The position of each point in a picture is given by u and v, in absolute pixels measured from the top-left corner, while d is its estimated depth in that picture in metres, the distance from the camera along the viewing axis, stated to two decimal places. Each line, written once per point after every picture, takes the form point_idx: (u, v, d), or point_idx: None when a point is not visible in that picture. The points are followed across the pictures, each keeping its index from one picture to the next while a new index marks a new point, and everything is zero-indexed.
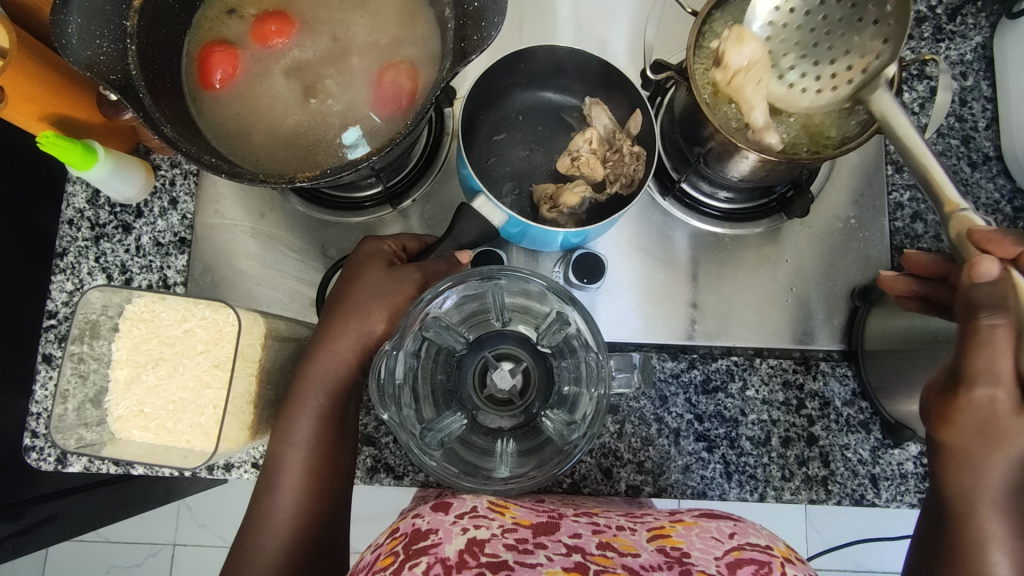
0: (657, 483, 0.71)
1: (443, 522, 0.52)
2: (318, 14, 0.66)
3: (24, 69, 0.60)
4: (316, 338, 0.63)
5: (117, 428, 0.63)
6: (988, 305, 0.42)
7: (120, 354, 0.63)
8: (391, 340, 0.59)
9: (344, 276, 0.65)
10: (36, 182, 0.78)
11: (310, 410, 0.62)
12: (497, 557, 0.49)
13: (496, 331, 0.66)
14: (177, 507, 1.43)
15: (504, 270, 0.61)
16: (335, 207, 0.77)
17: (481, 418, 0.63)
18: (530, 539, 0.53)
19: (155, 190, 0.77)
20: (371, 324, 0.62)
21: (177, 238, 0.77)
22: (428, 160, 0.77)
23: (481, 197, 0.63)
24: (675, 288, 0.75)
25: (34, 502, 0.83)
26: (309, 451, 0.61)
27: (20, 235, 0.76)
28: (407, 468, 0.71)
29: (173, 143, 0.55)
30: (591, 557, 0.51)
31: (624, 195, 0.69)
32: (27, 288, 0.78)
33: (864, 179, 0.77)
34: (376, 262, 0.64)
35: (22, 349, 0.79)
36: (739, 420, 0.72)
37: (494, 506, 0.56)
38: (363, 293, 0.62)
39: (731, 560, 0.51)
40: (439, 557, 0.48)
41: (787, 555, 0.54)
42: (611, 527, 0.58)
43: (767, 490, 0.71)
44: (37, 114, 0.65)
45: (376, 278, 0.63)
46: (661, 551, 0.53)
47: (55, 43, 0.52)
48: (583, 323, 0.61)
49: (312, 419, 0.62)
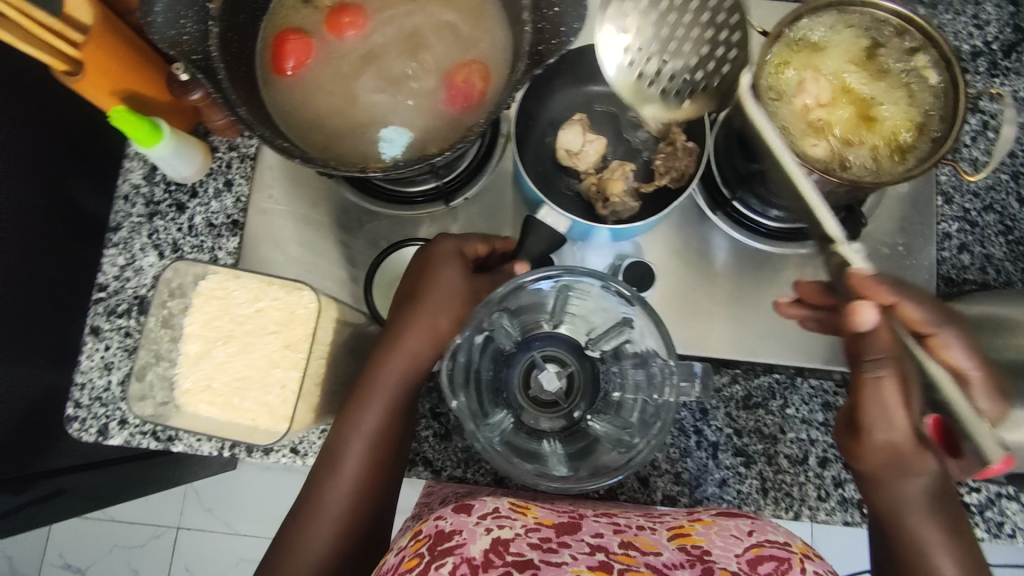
0: (694, 495, 0.71)
1: (466, 522, 0.52)
2: (391, 9, 0.67)
3: (104, 45, 0.62)
4: (395, 323, 0.64)
5: (184, 402, 0.63)
6: (873, 406, 0.53)
7: (192, 328, 0.64)
8: (461, 334, 0.61)
9: (423, 266, 0.65)
10: (75, 155, 0.81)
11: (381, 400, 0.62)
12: (523, 556, 0.49)
13: (545, 333, 0.68)
14: (184, 490, 1.43)
15: (567, 271, 0.62)
16: (386, 200, 0.77)
17: (526, 417, 0.64)
18: (553, 539, 0.53)
19: (211, 172, 0.78)
20: (449, 321, 0.64)
21: (230, 220, 0.77)
22: (482, 161, 0.77)
23: (545, 207, 0.68)
24: (715, 300, 0.76)
25: (42, 476, 0.83)
26: (375, 435, 0.61)
27: (52, 203, 0.79)
28: (446, 463, 0.72)
29: (248, 124, 0.56)
30: (615, 556, 0.52)
31: (674, 188, 0.71)
32: (55, 257, 0.80)
33: (913, 207, 0.77)
34: (460, 258, 0.65)
35: (61, 321, 0.83)
36: (778, 437, 0.72)
37: (515, 507, 0.57)
38: (436, 295, 0.63)
39: (751, 557, 0.53)
40: (465, 557, 0.49)
41: (805, 551, 0.54)
42: (631, 528, 0.58)
43: (802, 509, 0.71)
44: (109, 89, 0.65)
45: (464, 280, 0.65)
46: (682, 549, 0.54)
47: (141, 21, 0.53)
48: (643, 327, 0.63)
49: (381, 411, 0.62)
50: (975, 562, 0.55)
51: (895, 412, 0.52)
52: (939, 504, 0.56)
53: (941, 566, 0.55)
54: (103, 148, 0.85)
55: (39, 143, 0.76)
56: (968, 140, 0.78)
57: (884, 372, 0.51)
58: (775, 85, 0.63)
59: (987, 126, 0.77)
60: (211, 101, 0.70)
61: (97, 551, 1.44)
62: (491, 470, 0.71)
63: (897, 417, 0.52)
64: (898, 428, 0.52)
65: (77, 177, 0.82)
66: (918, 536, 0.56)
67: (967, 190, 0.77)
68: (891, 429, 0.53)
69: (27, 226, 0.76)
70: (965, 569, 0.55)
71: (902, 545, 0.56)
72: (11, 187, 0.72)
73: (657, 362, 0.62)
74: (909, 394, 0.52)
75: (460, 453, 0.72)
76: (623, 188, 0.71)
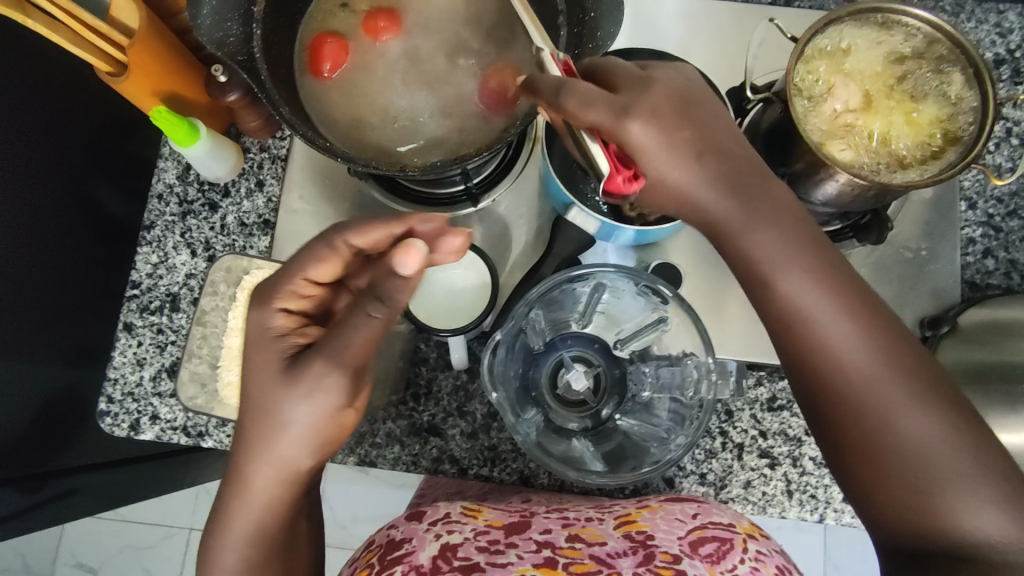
0: (719, 495, 0.71)
1: (417, 530, 0.56)
2: (426, 14, 0.68)
3: (149, 47, 0.64)
4: (244, 438, 0.51)
5: (226, 394, 0.71)
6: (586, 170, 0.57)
7: (235, 323, 0.73)
8: (500, 330, 0.63)
9: (282, 367, 0.50)
10: (95, 156, 0.84)
11: (244, 516, 0.52)
12: (470, 560, 0.53)
13: (568, 333, 0.69)
14: (196, 491, 1.43)
15: (602, 269, 0.63)
16: (414, 201, 0.78)
17: (553, 417, 0.66)
18: (501, 539, 0.56)
19: (243, 172, 0.79)
20: (317, 450, 0.52)
21: (261, 220, 0.78)
22: (510, 162, 0.77)
23: (574, 209, 0.69)
24: (740, 301, 0.76)
25: (53, 475, 0.85)
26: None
27: (72, 201, 0.82)
28: (473, 461, 0.72)
29: (292, 123, 0.57)
30: (560, 551, 0.54)
31: None
32: (75, 256, 0.83)
33: (937, 213, 0.78)
34: (331, 372, 0.48)
35: (80, 320, 0.85)
36: (803, 440, 0.72)
37: (467, 511, 0.60)
38: (263, 401, 0.50)
39: (694, 538, 0.55)
40: (413, 565, 0.52)
41: (750, 530, 0.57)
42: (580, 520, 0.59)
43: (827, 511, 0.71)
44: (151, 90, 0.67)
45: (338, 403, 0.50)
46: (626, 536, 0.56)
47: (189, 22, 0.55)
48: (680, 326, 0.64)
49: (247, 523, 0.52)
50: (957, 417, 0.43)
51: (784, 261, 0.48)
52: (879, 336, 0.45)
53: (900, 425, 0.44)
54: (123, 148, 0.89)
55: (68, 145, 0.80)
56: (992, 146, 0.78)
57: (706, 193, 0.49)
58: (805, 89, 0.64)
59: (1011, 133, 0.78)
60: (246, 102, 0.72)
61: (109, 551, 1.44)
62: (517, 469, 0.72)
63: (795, 277, 0.47)
64: (805, 286, 0.47)
65: (98, 178, 0.85)
66: (852, 393, 0.45)
67: (991, 195, 0.78)
68: (782, 284, 0.48)
69: (52, 224, 0.79)
70: (938, 422, 0.43)
71: (836, 412, 0.46)
72: (36, 184, 0.75)
73: (693, 363, 0.63)
74: (773, 228, 0.49)
75: (486, 452, 0.72)
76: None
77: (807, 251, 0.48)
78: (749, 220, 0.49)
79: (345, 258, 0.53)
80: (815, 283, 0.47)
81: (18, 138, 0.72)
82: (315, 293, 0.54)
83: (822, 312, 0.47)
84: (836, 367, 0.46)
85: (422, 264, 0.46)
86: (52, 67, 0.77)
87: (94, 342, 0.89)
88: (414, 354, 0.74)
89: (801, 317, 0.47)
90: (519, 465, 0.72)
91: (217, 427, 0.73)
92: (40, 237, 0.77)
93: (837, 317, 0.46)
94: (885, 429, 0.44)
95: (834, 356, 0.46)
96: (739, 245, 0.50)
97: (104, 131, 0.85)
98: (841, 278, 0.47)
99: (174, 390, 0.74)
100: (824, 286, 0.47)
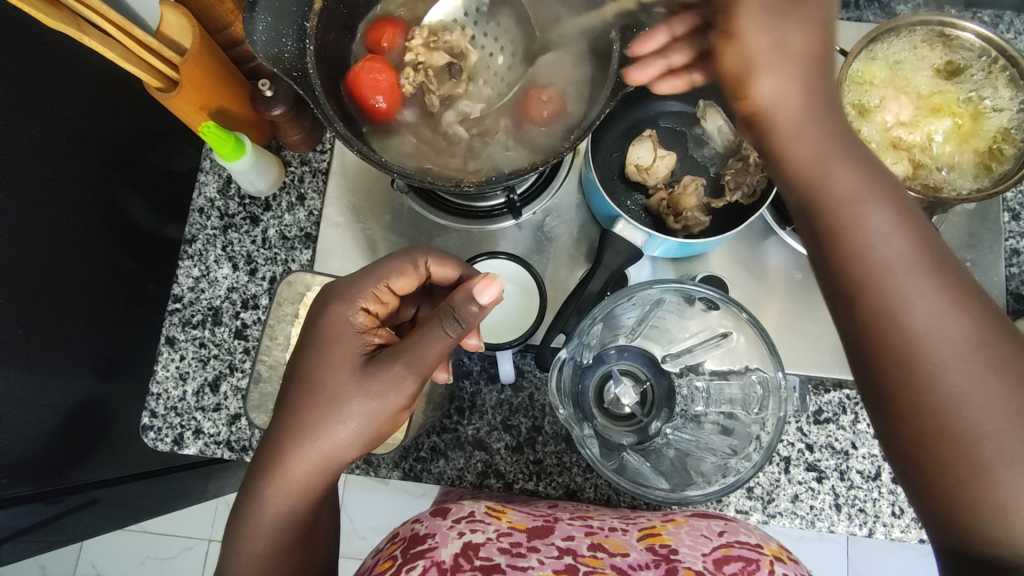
0: (766, 509, 0.71)
1: (440, 526, 0.55)
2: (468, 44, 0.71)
3: (200, 61, 0.64)
4: (306, 427, 0.52)
5: None
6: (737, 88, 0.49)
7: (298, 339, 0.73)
8: (566, 347, 0.64)
9: (359, 364, 0.53)
10: (122, 167, 0.84)
11: (279, 509, 0.52)
12: (491, 561, 0.52)
13: (618, 346, 0.69)
14: (215, 502, 1.41)
15: (658, 282, 0.63)
16: (454, 212, 0.78)
17: (607, 433, 0.65)
18: (524, 543, 0.55)
19: (284, 186, 0.79)
20: (368, 441, 0.54)
21: (303, 233, 0.78)
22: (551, 174, 0.78)
23: (622, 222, 0.68)
24: (782, 313, 0.76)
25: (72, 489, 0.83)
26: (260, 564, 0.52)
27: (102, 212, 0.82)
28: (519, 475, 0.72)
29: (347, 139, 0.57)
30: (582, 559, 0.53)
31: (744, 204, 0.73)
32: (105, 269, 0.83)
33: (981, 223, 0.78)
34: (409, 376, 0.52)
35: (109, 330, 0.85)
36: (850, 453, 0.72)
37: (491, 511, 0.59)
38: (321, 396, 0.52)
39: (720, 556, 0.53)
40: (435, 561, 0.51)
41: (778, 553, 0.54)
42: (603, 529, 0.59)
43: (876, 525, 0.70)
44: (200, 105, 0.68)
45: (404, 403, 0.53)
46: (650, 549, 0.55)
47: (248, 39, 0.57)
48: (744, 339, 0.65)
49: (277, 527, 0.52)
50: None
51: (871, 203, 0.42)
52: (955, 292, 0.40)
53: (974, 400, 0.38)
54: (152, 160, 0.89)
55: (98, 157, 0.80)
56: None
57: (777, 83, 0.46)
58: (854, 103, 0.64)
59: None
60: (291, 116, 0.72)
61: (129, 562, 1.44)
62: (563, 483, 0.71)
63: (880, 214, 0.42)
64: (888, 230, 0.42)
65: (126, 189, 0.85)
66: (925, 358, 0.39)
67: None
68: (863, 232, 0.42)
69: (82, 236, 0.79)
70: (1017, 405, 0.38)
71: (902, 377, 0.40)
72: (68, 196, 0.76)
73: (759, 377, 0.64)
74: (858, 177, 0.44)
75: (531, 466, 0.72)
76: (696, 204, 0.71)
77: (900, 202, 0.43)
78: (838, 161, 0.44)
79: (421, 276, 0.60)
80: (904, 238, 0.41)
81: (51, 149, 0.73)
82: (390, 303, 0.59)
83: (909, 273, 0.40)
84: (909, 324, 0.40)
85: (495, 297, 0.53)
86: (85, 79, 0.77)
87: (120, 355, 0.88)
88: (456, 367, 0.74)
89: (868, 261, 0.41)
90: (564, 479, 0.71)
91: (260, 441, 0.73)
92: (70, 249, 0.77)
93: (926, 282, 0.40)
94: (973, 427, 0.38)
95: (912, 326, 0.40)
96: (824, 186, 0.44)
97: (134, 141, 0.85)
98: (917, 229, 0.42)
99: (217, 404, 0.74)
100: (911, 246, 0.41)
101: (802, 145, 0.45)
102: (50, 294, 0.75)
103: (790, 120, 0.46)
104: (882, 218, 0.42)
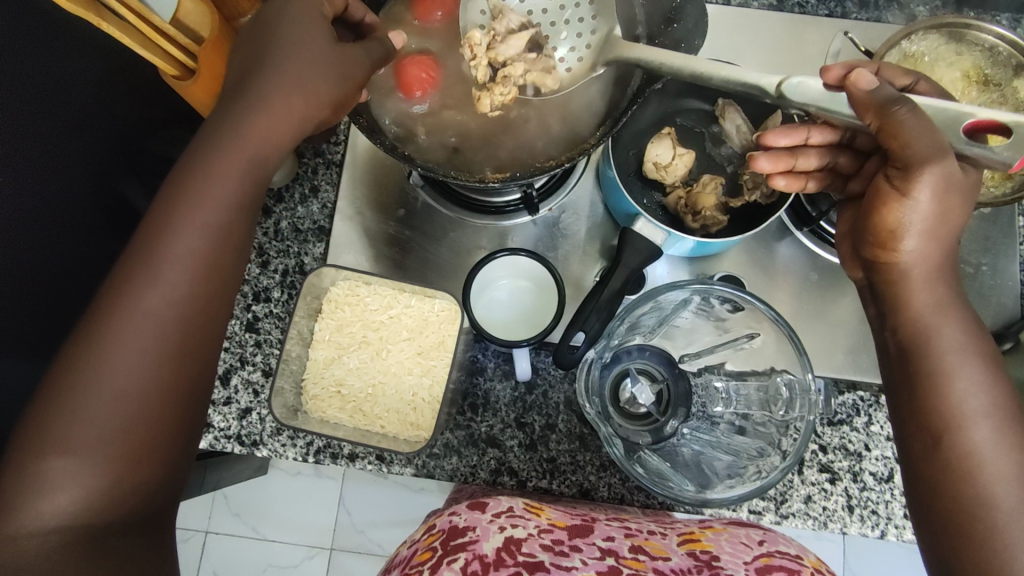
0: (779, 510, 0.71)
1: (480, 519, 0.54)
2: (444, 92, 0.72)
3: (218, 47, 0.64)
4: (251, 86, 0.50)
5: (310, 407, 0.69)
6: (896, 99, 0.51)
7: (323, 334, 0.71)
8: (593, 347, 0.65)
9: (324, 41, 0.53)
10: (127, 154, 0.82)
11: (196, 229, 0.47)
12: (534, 557, 0.51)
13: (636, 346, 0.69)
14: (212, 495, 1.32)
15: (688, 282, 0.63)
16: (466, 207, 0.77)
17: (626, 433, 0.64)
18: (566, 541, 0.54)
19: (297, 177, 0.78)
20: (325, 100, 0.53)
21: (316, 226, 0.77)
22: (564, 175, 0.78)
23: (641, 219, 0.67)
24: (794, 315, 0.76)
25: None
26: (187, 267, 0.46)
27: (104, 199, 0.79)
28: (532, 473, 0.71)
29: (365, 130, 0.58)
30: (623, 561, 0.53)
31: (763, 204, 0.72)
32: (106, 257, 0.81)
33: (996, 229, 0.78)
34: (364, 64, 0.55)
35: None
36: (863, 454, 0.72)
37: (529, 507, 0.59)
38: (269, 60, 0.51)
39: (761, 565, 0.52)
40: (477, 554, 0.50)
41: (818, 566, 0.54)
42: (642, 532, 0.59)
43: (889, 527, 0.70)
44: (214, 92, 0.67)
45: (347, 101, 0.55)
46: (691, 555, 0.54)
47: None
48: (770, 341, 0.66)
49: (196, 240, 0.46)
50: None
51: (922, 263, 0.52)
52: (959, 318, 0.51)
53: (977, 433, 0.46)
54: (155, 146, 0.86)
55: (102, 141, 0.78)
56: None
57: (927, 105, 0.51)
58: None
59: None
60: None
61: None
62: (577, 481, 0.71)
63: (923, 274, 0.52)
64: (925, 291, 0.51)
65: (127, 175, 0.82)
66: (950, 403, 0.48)
67: None
68: (952, 379, 0.48)
69: (85, 224, 0.77)
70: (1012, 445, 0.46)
71: (933, 423, 0.48)
72: (72, 183, 0.74)
73: (784, 380, 0.65)
74: (965, 338, 0.50)
75: (545, 463, 0.71)
76: (715, 202, 0.70)
77: (939, 273, 0.52)
78: (947, 320, 0.51)
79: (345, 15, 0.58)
80: (933, 291, 0.51)
81: (57, 134, 0.71)
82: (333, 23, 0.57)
83: (977, 402, 0.47)
84: (942, 376, 0.49)
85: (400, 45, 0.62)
86: (92, 63, 0.75)
87: None
88: (470, 364, 0.74)
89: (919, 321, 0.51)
90: (578, 478, 0.71)
91: (271, 434, 0.72)
92: (72, 237, 0.75)
93: (995, 416, 0.47)
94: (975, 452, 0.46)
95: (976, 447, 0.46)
96: (930, 333, 0.50)
97: None
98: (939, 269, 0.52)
99: (227, 398, 0.73)
100: (994, 397, 0.48)
101: (923, 295, 0.51)
102: (51, 285, 0.74)
103: (922, 274, 0.52)
104: (926, 262, 0.52)
